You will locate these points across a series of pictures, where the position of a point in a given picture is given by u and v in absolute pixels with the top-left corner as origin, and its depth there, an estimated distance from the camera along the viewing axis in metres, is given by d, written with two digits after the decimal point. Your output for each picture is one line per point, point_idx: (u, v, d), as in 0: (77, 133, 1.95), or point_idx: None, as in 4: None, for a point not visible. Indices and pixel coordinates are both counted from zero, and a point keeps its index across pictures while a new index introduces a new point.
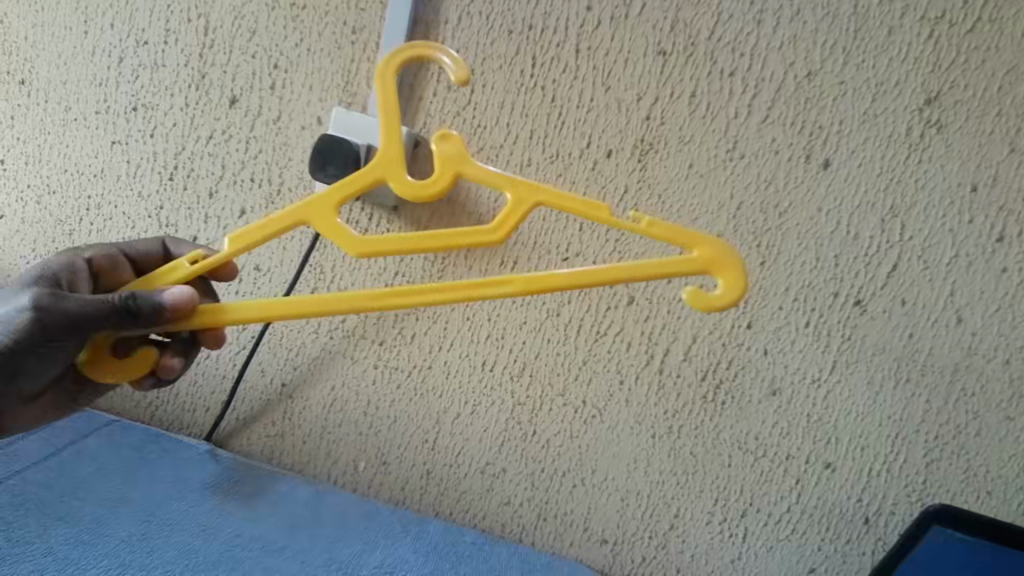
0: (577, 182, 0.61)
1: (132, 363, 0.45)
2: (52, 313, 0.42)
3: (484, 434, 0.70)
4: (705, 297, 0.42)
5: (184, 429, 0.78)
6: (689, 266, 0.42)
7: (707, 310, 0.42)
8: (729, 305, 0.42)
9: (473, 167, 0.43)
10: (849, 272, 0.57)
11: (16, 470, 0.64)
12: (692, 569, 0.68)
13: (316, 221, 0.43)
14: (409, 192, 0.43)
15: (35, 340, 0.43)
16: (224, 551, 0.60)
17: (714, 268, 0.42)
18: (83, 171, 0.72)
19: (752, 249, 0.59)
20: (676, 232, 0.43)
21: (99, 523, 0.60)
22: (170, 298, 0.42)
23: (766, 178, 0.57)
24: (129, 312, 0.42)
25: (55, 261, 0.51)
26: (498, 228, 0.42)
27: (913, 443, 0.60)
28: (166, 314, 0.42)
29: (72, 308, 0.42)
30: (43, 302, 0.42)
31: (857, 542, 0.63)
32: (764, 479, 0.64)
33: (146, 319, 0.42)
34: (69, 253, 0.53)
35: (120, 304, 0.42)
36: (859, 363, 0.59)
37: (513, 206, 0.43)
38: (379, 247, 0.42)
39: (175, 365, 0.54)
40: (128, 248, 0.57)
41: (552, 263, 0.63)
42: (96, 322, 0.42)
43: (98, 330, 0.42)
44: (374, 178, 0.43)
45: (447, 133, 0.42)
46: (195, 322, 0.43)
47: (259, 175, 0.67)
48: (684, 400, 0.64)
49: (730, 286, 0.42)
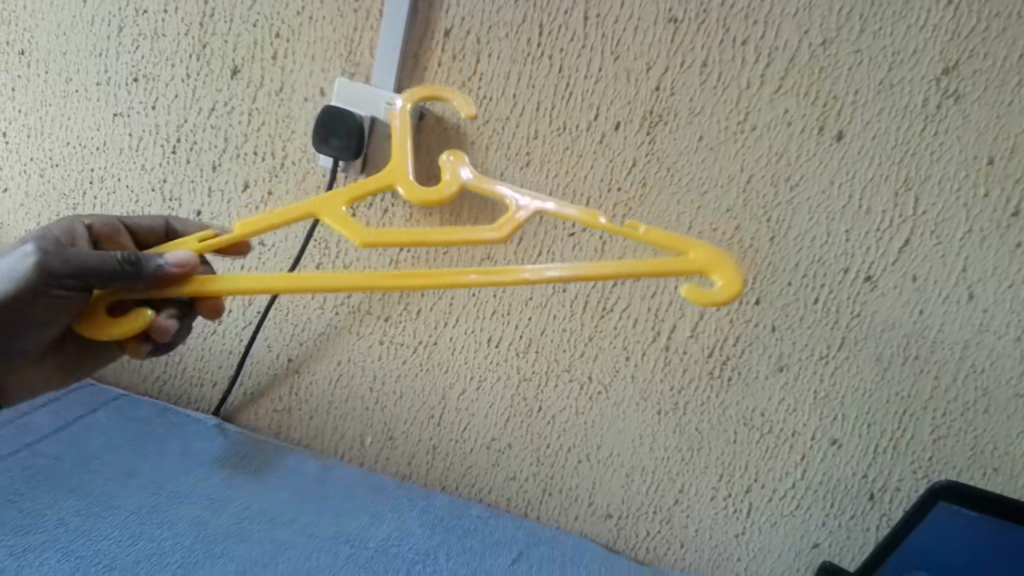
0: (584, 156, 0.60)
1: (126, 323, 0.45)
2: (55, 261, 0.43)
3: (490, 410, 0.70)
4: (704, 293, 0.41)
5: (192, 403, 0.79)
6: (686, 264, 0.43)
7: (703, 304, 0.41)
8: (724, 304, 0.42)
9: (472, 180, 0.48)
10: (861, 248, 0.57)
11: (25, 442, 0.64)
12: (696, 543, 0.69)
13: (328, 215, 0.47)
14: (416, 199, 0.48)
15: (37, 289, 0.44)
16: (234, 523, 0.61)
17: (712, 268, 0.42)
18: (86, 144, 0.72)
19: (761, 223, 0.58)
20: (674, 238, 0.44)
21: (111, 495, 0.61)
22: (172, 260, 0.44)
23: (778, 150, 0.56)
24: (131, 269, 0.43)
25: (57, 227, 0.52)
26: (499, 229, 0.45)
27: (920, 420, 0.59)
28: (162, 277, 0.44)
29: (76, 258, 0.43)
30: (48, 251, 0.44)
31: (861, 518, 0.63)
32: (770, 455, 0.64)
33: (145, 279, 0.43)
34: (72, 220, 0.53)
35: (121, 261, 0.43)
36: (868, 339, 0.59)
37: (515, 211, 0.46)
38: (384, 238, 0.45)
39: (170, 327, 0.53)
40: (131, 221, 0.57)
41: (558, 239, 0.63)
42: (99, 275, 0.43)
43: (101, 284, 0.44)
44: (384, 184, 0.48)
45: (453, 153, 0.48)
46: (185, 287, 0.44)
47: (262, 148, 0.66)
48: (690, 376, 0.64)
49: (728, 283, 0.42)
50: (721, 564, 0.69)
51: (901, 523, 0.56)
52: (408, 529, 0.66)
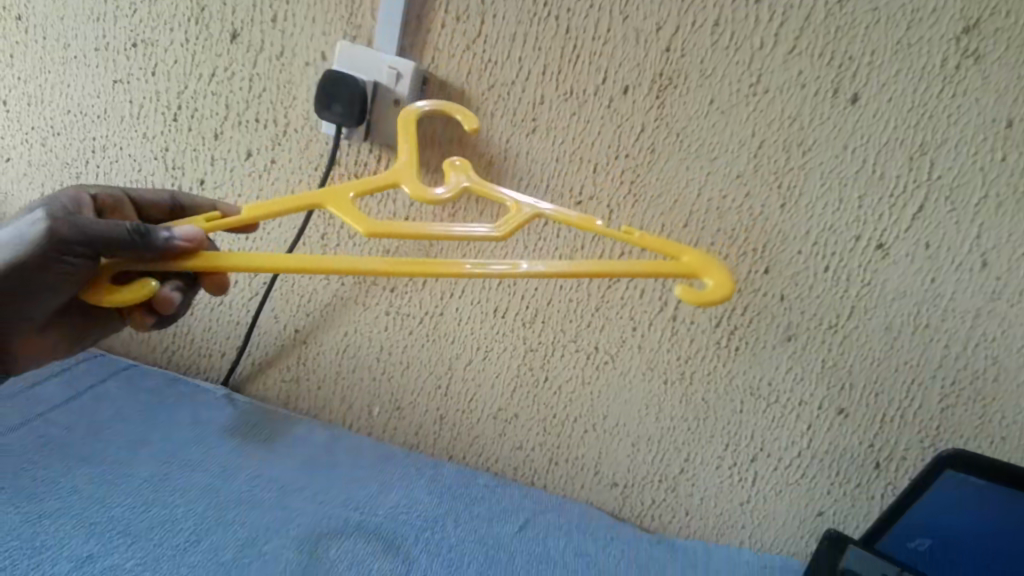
0: (591, 121, 0.59)
1: (130, 291, 0.44)
2: (66, 228, 0.43)
3: (496, 380, 0.70)
4: (699, 293, 0.43)
5: (201, 374, 0.79)
6: (680, 266, 0.45)
7: (699, 304, 0.43)
8: (717, 304, 0.44)
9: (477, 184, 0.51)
10: (873, 214, 0.56)
11: (37, 412, 0.65)
12: (701, 511, 0.70)
13: (336, 206, 0.47)
14: (425, 200, 0.50)
15: (46, 256, 0.43)
16: (245, 490, 0.62)
17: (703, 272, 0.45)
18: (87, 112, 0.71)
19: (772, 190, 0.57)
20: (668, 245, 0.47)
21: (123, 463, 0.62)
22: (181, 234, 0.44)
23: (791, 114, 0.55)
24: (140, 240, 0.43)
25: (63, 195, 0.51)
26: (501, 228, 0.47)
27: (929, 389, 0.59)
28: (170, 250, 0.44)
29: (87, 226, 0.43)
30: (60, 218, 0.43)
31: (866, 486, 0.64)
32: (776, 424, 0.64)
33: (153, 250, 0.43)
34: (76, 190, 0.53)
35: (131, 229, 0.43)
36: (878, 308, 0.58)
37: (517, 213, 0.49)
38: (390, 229, 0.46)
39: (173, 299, 0.53)
40: (136, 193, 0.56)
41: (565, 207, 0.62)
42: (107, 244, 0.43)
43: (109, 253, 0.43)
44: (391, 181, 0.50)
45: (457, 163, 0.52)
46: (192, 262, 0.44)
47: (265, 115, 0.66)
48: (697, 346, 0.64)
49: (721, 284, 0.44)
50: (725, 531, 0.70)
51: (904, 493, 0.57)
52: (416, 497, 0.67)
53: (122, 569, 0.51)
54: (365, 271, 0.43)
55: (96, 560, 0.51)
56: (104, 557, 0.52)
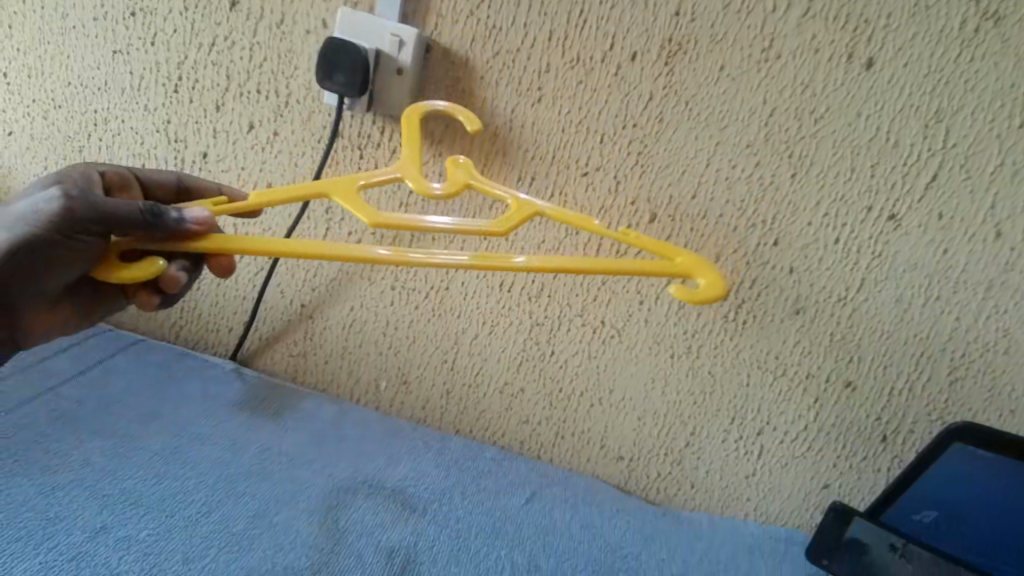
0: (598, 89, 0.58)
1: (137, 270, 0.44)
2: (81, 207, 0.43)
3: (502, 354, 0.70)
4: (696, 293, 0.44)
5: (209, 349, 0.80)
6: (676, 267, 0.46)
7: (694, 302, 0.44)
8: (710, 303, 0.45)
9: (480, 182, 0.51)
10: (886, 184, 0.55)
11: (48, 386, 0.66)
12: (707, 484, 0.70)
13: (341, 197, 0.47)
14: (428, 195, 0.50)
15: (60, 234, 0.43)
16: (255, 464, 0.63)
17: (697, 273, 0.46)
18: (88, 84, 0.71)
19: (782, 159, 0.56)
20: (662, 247, 0.48)
21: (134, 437, 0.62)
22: (194, 216, 0.44)
23: (803, 80, 0.54)
24: (151, 219, 0.43)
25: (73, 172, 0.51)
26: (505, 223, 0.48)
27: (938, 362, 0.59)
28: (180, 230, 0.44)
29: (102, 204, 0.43)
30: (75, 196, 0.43)
31: (873, 459, 0.64)
32: (783, 398, 0.64)
33: (164, 229, 0.43)
34: (84, 168, 0.52)
35: (145, 208, 0.43)
36: (888, 280, 0.58)
37: (519, 210, 0.49)
38: (394, 221, 0.46)
39: (179, 279, 0.52)
40: (142, 173, 0.56)
41: (571, 179, 0.61)
42: (120, 223, 0.43)
43: (121, 232, 0.44)
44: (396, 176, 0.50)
45: (459, 160, 0.52)
46: (204, 243, 0.45)
47: (266, 86, 0.65)
48: (704, 320, 0.63)
49: (715, 283, 0.45)
50: (730, 504, 0.70)
51: (911, 466, 0.58)
52: (424, 471, 0.67)
53: (135, 539, 0.52)
54: (376, 260, 0.43)
55: (110, 530, 0.52)
56: (117, 527, 0.52)
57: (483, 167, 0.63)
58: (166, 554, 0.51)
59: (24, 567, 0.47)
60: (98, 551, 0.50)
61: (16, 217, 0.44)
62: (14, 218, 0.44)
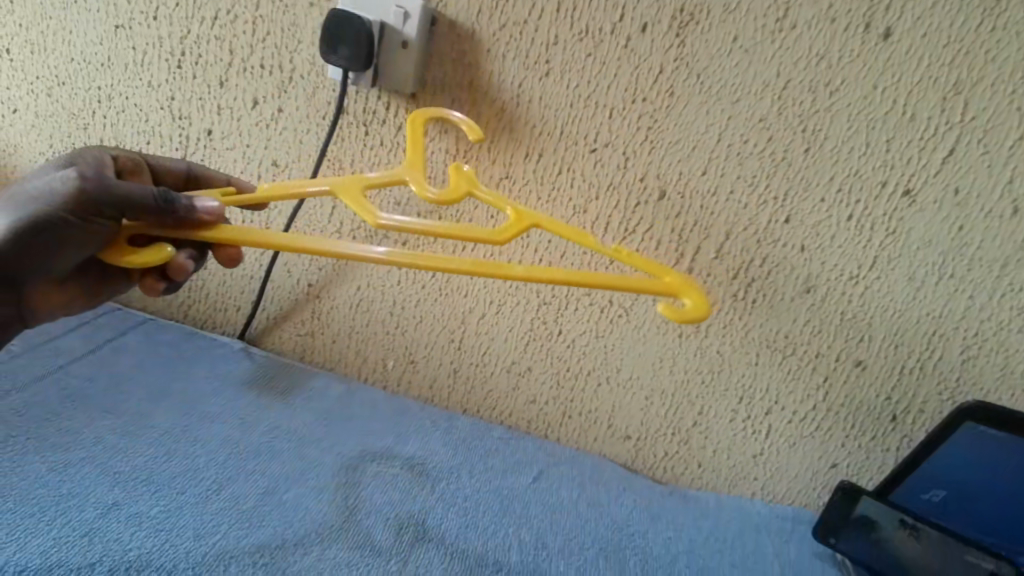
0: (607, 62, 0.57)
1: (146, 255, 0.44)
2: (96, 189, 0.43)
3: (510, 334, 0.70)
4: (676, 311, 0.42)
5: (217, 328, 0.80)
6: (665, 285, 0.43)
7: (677, 321, 0.42)
8: (693, 322, 0.43)
9: (482, 190, 0.50)
10: (901, 159, 0.54)
11: (58, 364, 0.66)
12: (713, 463, 0.70)
13: (342, 194, 0.47)
14: (425, 200, 0.49)
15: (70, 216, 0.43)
16: (263, 442, 0.63)
17: (683, 291, 0.43)
18: (90, 60, 0.70)
19: (796, 134, 0.55)
20: (653, 266, 0.46)
21: (145, 415, 0.63)
22: (205, 206, 0.45)
23: (818, 51, 0.52)
24: (163, 205, 0.44)
25: (87, 153, 0.51)
26: (501, 232, 0.46)
27: (950, 340, 0.58)
28: (190, 218, 0.45)
29: (117, 187, 0.44)
30: (91, 180, 0.44)
31: (882, 439, 0.63)
32: (792, 377, 0.64)
33: (176, 215, 0.44)
34: (96, 150, 0.53)
35: (159, 194, 0.44)
36: (901, 258, 0.57)
37: (517, 219, 0.47)
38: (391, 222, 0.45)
39: (187, 267, 0.53)
40: (153, 158, 0.56)
41: (580, 155, 0.60)
42: (134, 208, 0.44)
43: (132, 216, 0.44)
44: (399, 178, 0.49)
45: (460, 166, 0.51)
46: (209, 234, 0.45)
47: (270, 61, 0.64)
48: (714, 299, 0.62)
49: (699, 304, 0.43)
50: (738, 483, 0.70)
51: (918, 449, 0.57)
52: (431, 451, 0.68)
53: (146, 515, 0.52)
54: (373, 261, 0.42)
55: (122, 507, 0.52)
56: (129, 504, 0.52)
57: (490, 143, 0.62)
58: (178, 530, 0.51)
59: (37, 542, 0.47)
60: (110, 527, 0.50)
61: (28, 196, 0.44)
62: (26, 197, 0.44)
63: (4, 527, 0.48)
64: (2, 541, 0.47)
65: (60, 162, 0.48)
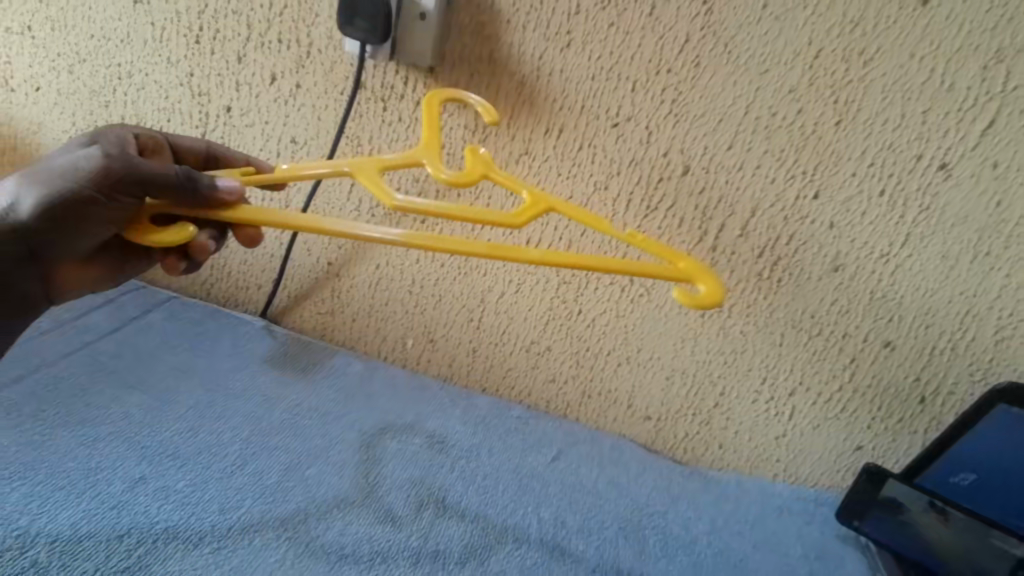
0: (631, 32, 0.55)
1: (168, 235, 0.44)
2: (119, 165, 0.43)
3: (529, 313, 0.69)
4: (689, 296, 0.42)
5: (239, 307, 0.81)
6: (675, 270, 0.43)
7: (693, 307, 0.42)
8: (708, 308, 0.42)
9: (498, 173, 0.50)
10: (938, 131, 0.52)
11: (86, 342, 0.68)
12: (735, 444, 0.69)
13: (359, 175, 0.47)
14: (439, 181, 0.49)
15: (95, 193, 0.44)
16: (286, 418, 0.64)
17: (696, 277, 0.43)
18: (110, 37, 0.70)
19: (827, 105, 0.53)
20: (666, 250, 0.46)
21: (170, 391, 0.64)
22: (226, 184, 0.45)
23: (852, 17, 0.50)
24: (185, 182, 0.44)
25: (111, 132, 0.51)
26: (519, 216, 0.46)
27: (984, 320, 0.56)
28: (211, 197, 0.44)
29: (140, 164, 0.44)
30: (115, 157, 0.44)
31: (909, 422, 0.62)
32: (818, 358, 0.62)
33: (197, 193, 0.44)
34: (119, 128, 0.53)
35: (181, 173, 0.44)
36: (935, 235, 0.55)
37: (533, 201, 0.47)
38: (409, 204, 0.44)
39: (209, 247, 0.55)
40: (174, 138, 0.56)
41: (601, 130, 0.59)
42: (156, 184, 0.44)
43: (154, 193, 0.44)
44: (415, 159, 0.49)
45: (475, 147, 0.50)
46: (227, 214, 0.45)
47: (287, 35, 0.64)
48: (737, 278, 0.61)
49: (713, 290, 0.43)
50: (759, 465, 0.69)
51: (947, 432, 0.56)
52: (451, 430, 0.68)
53: (173, 489, 0.53)
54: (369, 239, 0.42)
55: (149, 481, 0.53)
56: (156, 478, 0.53)
57: (510, 119, 0.61)
58: (203, 504, 0.52)
59: (68, 513, 0.48)
60: (137, 500, 0.51)
61: (55, 173, 0.45)
62: (53, 174, 0.45)
63: (36, 499, 0.49)
64: (34, 512, 0.48)
65: (84, 140, 0.49)
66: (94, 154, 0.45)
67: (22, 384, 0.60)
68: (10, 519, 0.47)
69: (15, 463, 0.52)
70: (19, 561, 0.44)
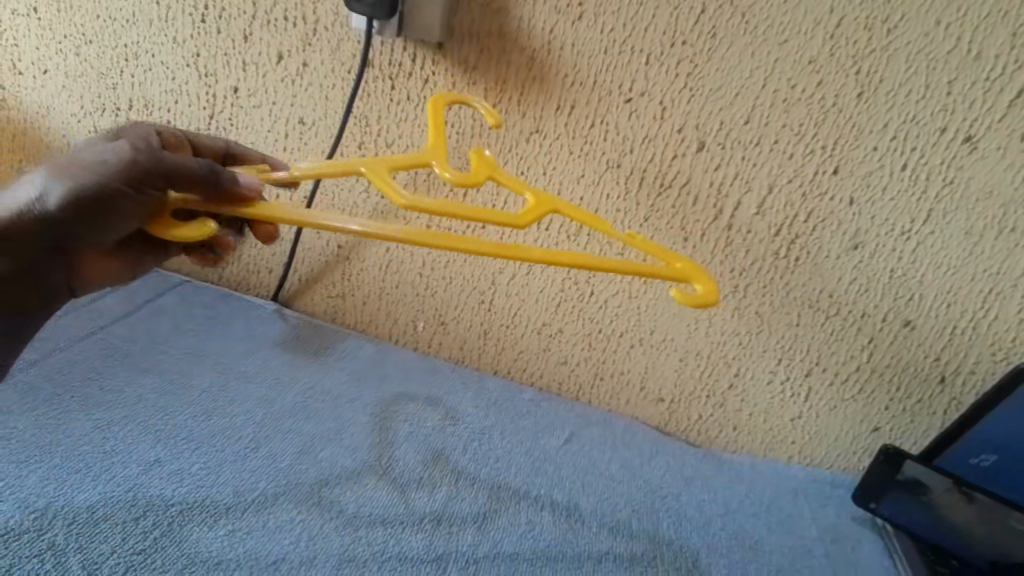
0: (644, 3, 0.54)
1: (191, 230, 0.44)
2: (144, 157, 0.43)
3: (542, 294, 0.69)
4: (687, 295, 0.41)
5: (250, 290, 0.81)
6: (673, 269, 0.43)
7: (686, 305, 0.41)
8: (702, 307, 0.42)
9: (502, 174, 0.48)
10: (963, 103, 0.50)
11: (99, 326, 0.68)
12: (750, 426, 0.68)
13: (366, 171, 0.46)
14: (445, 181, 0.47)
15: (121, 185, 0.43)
16: (298, 402, 0.64)
17: (693, 277, 0.43)
18: (116, 16, 0.70)
19: (849, 77, 0.52)
20: (660, 250, 0.45)
21: (183, 375, 0.64)
22: (245, 180, 0.44)
23: None
24: (209, 175, 0.43)
25: (136, 128, 0.51)
26: (522, 216, 0.45)
27: (1007, 298, 0.55)
28: (231, 191, 0.44)
29: (165, 156, 0.43)
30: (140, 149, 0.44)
31: (929, 403, 0.61)
32: (835, 338, 0.61)
33: (217, 187, 0.43)
34: (141, 124, 0.52)
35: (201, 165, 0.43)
36: (958, 211, 0.53)
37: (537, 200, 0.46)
38: (419, 203, 0.43)
39: None
40: (194, 137, 0.55)
41: (614, 106, 0.58)
42: (180, 176, 0.43)
43: (179, 186, 0.44)
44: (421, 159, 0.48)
45: (481, 148, 0.49)
46: (247, 210, 0.44)
47: (293, 13, 0.63)
48: (753, 257, 0.60)
49: (709, 288, 0.42)
50: (774, 447, 0.68)
51: (969, 412, 0.55)
52: (464, 411, 0.68)
53: (188, 472, 0.53)
54: (346, 234, 0.42)
55: (164, 464, 0.53)
56: (171, 461, 0.54)
57: (520, 95, 0.60)
58: (218, 487, 0.52)
59: (85, 496, 0.49)
60: (152, 483, 0.51)
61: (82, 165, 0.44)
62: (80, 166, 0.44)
63: (52, 482, 0.49)
64: (51, 494, 0.48)
65: (106, 135, 0.49)
66: (120, 146, 0.44)
67: (36, 369, 0.60)
68: (27, 501, 0.47)
69: (31, 445, 0.52)
70: (36, 544, 0.44)
